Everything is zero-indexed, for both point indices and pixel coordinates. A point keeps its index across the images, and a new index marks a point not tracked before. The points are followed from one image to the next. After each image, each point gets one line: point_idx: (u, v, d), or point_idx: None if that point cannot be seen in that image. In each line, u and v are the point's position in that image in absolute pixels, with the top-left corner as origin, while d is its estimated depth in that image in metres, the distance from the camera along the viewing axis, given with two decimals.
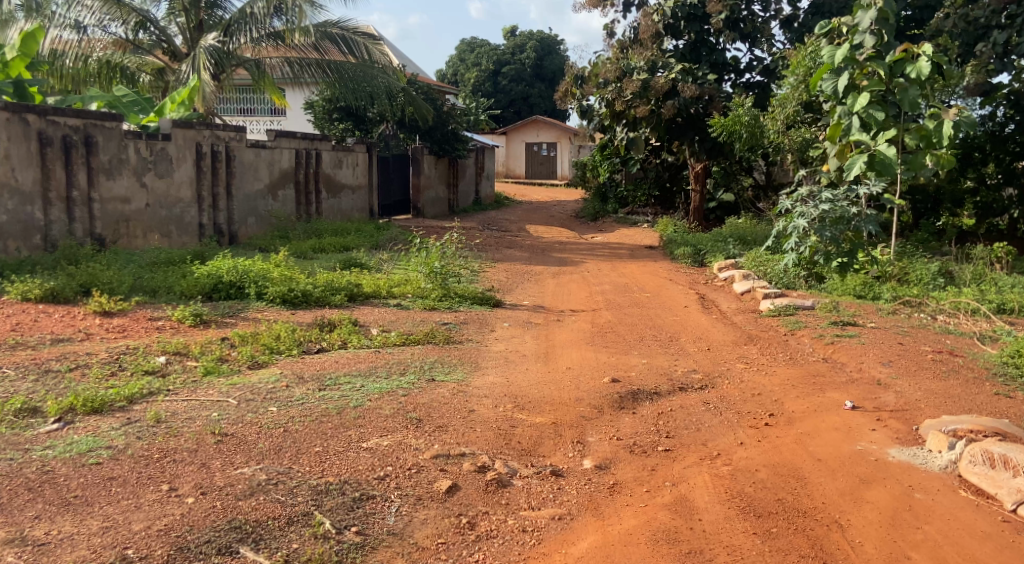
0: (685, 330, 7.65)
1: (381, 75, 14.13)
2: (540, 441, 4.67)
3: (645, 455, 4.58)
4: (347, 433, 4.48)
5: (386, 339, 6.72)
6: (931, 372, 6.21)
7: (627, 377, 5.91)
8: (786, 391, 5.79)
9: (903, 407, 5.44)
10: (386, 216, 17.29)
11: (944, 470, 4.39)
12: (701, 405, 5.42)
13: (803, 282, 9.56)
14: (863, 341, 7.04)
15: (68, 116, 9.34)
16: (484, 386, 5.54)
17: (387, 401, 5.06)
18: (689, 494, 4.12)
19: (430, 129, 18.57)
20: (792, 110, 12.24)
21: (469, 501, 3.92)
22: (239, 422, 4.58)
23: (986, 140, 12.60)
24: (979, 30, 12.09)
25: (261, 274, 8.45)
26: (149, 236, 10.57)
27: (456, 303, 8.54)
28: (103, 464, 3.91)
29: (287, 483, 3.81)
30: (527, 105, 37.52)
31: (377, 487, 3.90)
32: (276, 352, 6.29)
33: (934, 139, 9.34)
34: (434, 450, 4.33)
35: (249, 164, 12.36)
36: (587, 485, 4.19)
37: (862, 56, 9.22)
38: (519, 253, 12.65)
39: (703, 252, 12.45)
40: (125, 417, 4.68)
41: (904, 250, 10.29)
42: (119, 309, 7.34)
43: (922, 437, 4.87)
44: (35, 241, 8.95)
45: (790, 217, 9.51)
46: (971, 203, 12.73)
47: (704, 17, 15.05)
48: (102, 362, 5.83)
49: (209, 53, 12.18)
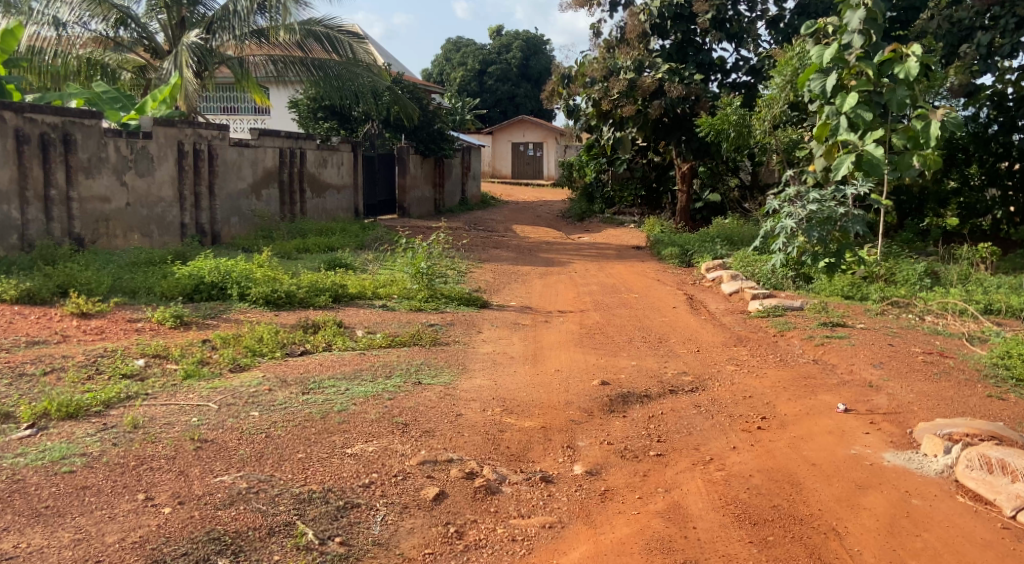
0: (674, 331, 7.57)
1: (366, 74, 13.93)
2: (529, 445, 4.57)
3: (636, 461, 4.48)
4: (331, 439, 4.35)
5: (372, 341, 6.61)
6: (923, 374, 6.16)
7: (617, 379, 5.82)
8: (778, 393, 5.71)
9: (895, 410, 5.37)
10: (372, 216, 17.15)
11: (940, 475, 4.31)
12: (692, 408, 5.33)
13: (791, 282, 9.51)
14: (853, 342, 6.98)
15: (46, 113, 9.16)
16: (472, 390, 5.43)
17: (373, 404, 4.94)
18: (683, 500, 4.02)
19: (416, 128, 18.48)
20: (779, 111, 12.18)
21: (457, 508, 3.81)
22: (220, 427, 4.45)
23: (970, 141, 12.60)
24: (963, 32, 12.07)
25: (244, 274, 8.30)
26: (130, 236, 10.38)
27: (443, 304, 8.42)
28: (76, 473, 3.77)
29: (269, 491, 3.68)
30: (514, 105, 37.44)
31: (362, 495, 3.78)
32: (259, 355, 6.16)
33: (921, 140, 9.28)
34: (420, 456, 4.21)
35: (232, 162, 12.18)
36: (578, 492, 4.09)
37: (851, 55, 9.13)
38: (505, 254, 12.56)
39: (690, 253, 12.38)
40: (101, 422, 4.54)
41: (891, 250, 10.27)
42: (97, 310, 7.18)
43: (916, 440, 4.80)
44: (12, 241, 8.75)
45: (778, 217, 9.45)
46: (954, 203, 12.72)
47: (690, 17, 15.00)
48: (79, 365, 5.68)
49: (193, 50, 11.94)
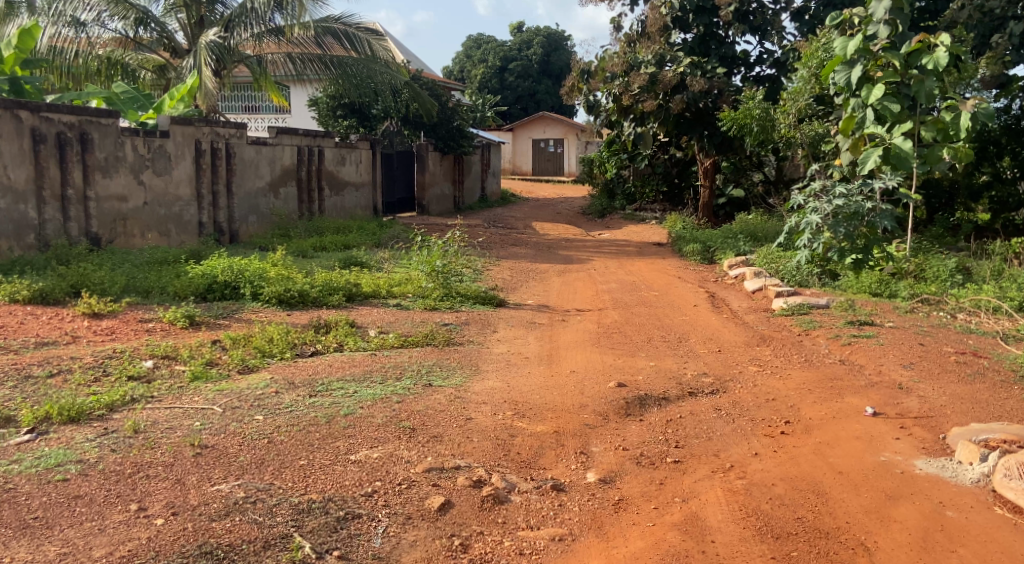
0: (695, 331, 7.34)
1: (385, 71, 13.83)
2: (541, 451, 4.39)
3: (653, 468, 4.29)
4: (336, 445, 4.20)
5: (384, 342, 6.46)
6: (955, 376, 5.89)
7: (634, 381, 5.61)
8: (803, 396, 5.49)
9: (927, 413, 5.13)
10: (390, 213, 17.03)
11: (975, 484, 4.10)
12: (712, 412, 5.12)
13: (817, 279, 9.28)
14: (881, 342, 6.72)
15: (62, 113, 9.09)
16: (483, 392, 5.26)
17: (380, 408, 4.78)
18: (701, 511, 3.82)
19: (435, 125, 18.33)
20: (804, 104, 11.95)
21: (463, 519, 3.65)
22: (221, 432, 4.31)
23: (1002, 133, 12.21)
24: (995, 21, 11.79)
25: (257, 274, 8.19)
26: (147, 235, 10.31)
27: (458, 303, 8.25)
28: (70, 481, 3.64)
29: (266, 501, 3.54)
30: (535, 101, 37.25)
31: (363, 505, 3.62)
32: (269, 356, 6.02)
33: (951, 132, 9.03)
34: (426, 463, 4.05)
35: (250, 161, 12.10)
36: (591, 501, 3.91)
37: (876, 47, 8.83)
38: (524, 251, 12.36)
39: (712, 250, 12.15)
40: (102, 426, 4.41)
41: (921, 245, 9.97)
42: (108, 311, 7.08)
43: (950, 447, 4.57)
44: (29, 241, 8.71)
45: (803, 213, 9.19)
46: (987, 198, 12.32)
47: (712, 10, 14.67)
48: (86, 367, 5.58)
49: (211, 47, 11.74)
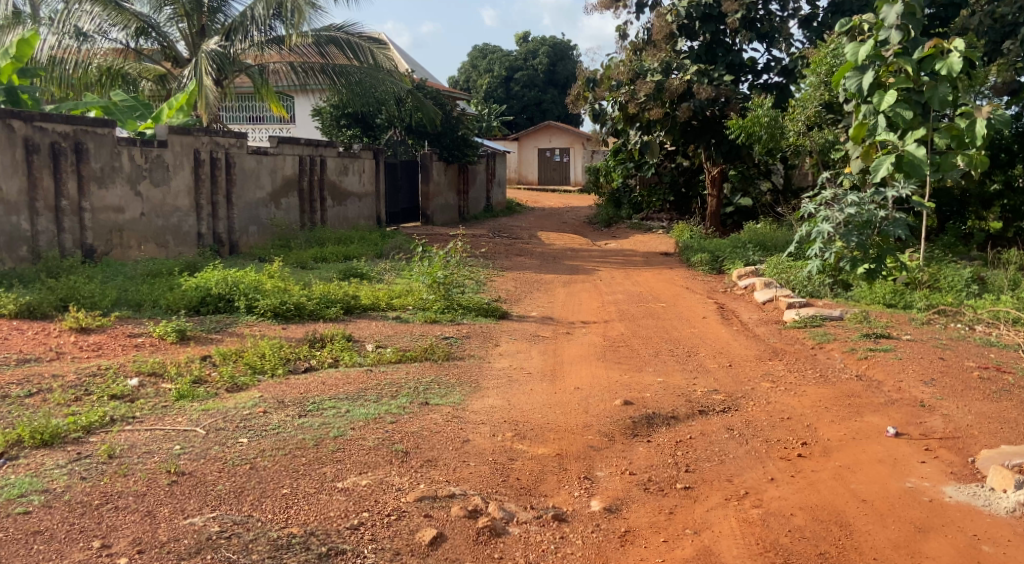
0: (704, 344, 7.06)
1: (388, 80, 13.58)
2: (543, 477, 4.11)
3: (662, 495, 4.00)
4: (321, 471, 3.92)
5: (381, 356, 6.16)
6: (979, 393, 5.58)
7: (641, 399, 5.31)
8: (820, 415, 5.18)
9: (952, 434, 4.83)
10: (394, 223, 16.78)
11: (1012, 515, 3.79)
12: (723, 432, 4.83)
13: (829, 289, 8.99)
14: (900, 356, 6.41)
15: (57, 122, 8.87)
16: (482, 412, 4.97)
17: (373, 430, 4.51)
18: (714, 546, 3.54)
19: (439, 134, 18.09)
20: (813, 111, 11.71)
21: (456, 554, 3.37)
22: (201, 457, 4.04)
23: (1014, 140, 11.96)
24: (1007, 27, 11.55)
25: (252, 286, 7.95)
26: (144, 247, 10.08)
27: (460, 315, 7.99)
28: (31, 515, 3.38)
29: (242, 537, 3.27)
30: (541, 110, 36.83)
31: (348, 540, 3.35)
32: (259, 373, 5.75)
33: (966, 139, 8.70)
34: (418, 491, 3.77)
35: (250, 171, 11.86)
36: (595, 533, 3.62)
37: (888, 52, 8.52)
38: (528, 261, 12.08)
39: (721, 260, 11.84)
40: (75, 451, 4.15)
41: (935, 255, 9.67)
42: (97, 326, 6.83)
43: (980, 471, 4.27)
44: (21, 253, 8.45)
45: (814, 222, 8.85)
46: (999, 206, 12.01)
47: (719, 17, 14.24)
48: (66, 386, 5.31)
49: (212, 56, 11.56)
